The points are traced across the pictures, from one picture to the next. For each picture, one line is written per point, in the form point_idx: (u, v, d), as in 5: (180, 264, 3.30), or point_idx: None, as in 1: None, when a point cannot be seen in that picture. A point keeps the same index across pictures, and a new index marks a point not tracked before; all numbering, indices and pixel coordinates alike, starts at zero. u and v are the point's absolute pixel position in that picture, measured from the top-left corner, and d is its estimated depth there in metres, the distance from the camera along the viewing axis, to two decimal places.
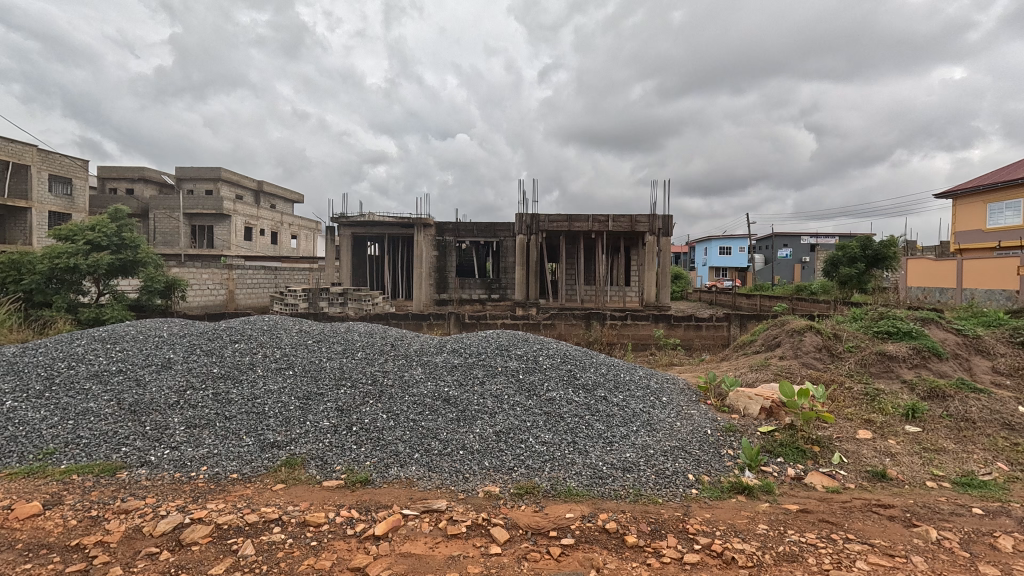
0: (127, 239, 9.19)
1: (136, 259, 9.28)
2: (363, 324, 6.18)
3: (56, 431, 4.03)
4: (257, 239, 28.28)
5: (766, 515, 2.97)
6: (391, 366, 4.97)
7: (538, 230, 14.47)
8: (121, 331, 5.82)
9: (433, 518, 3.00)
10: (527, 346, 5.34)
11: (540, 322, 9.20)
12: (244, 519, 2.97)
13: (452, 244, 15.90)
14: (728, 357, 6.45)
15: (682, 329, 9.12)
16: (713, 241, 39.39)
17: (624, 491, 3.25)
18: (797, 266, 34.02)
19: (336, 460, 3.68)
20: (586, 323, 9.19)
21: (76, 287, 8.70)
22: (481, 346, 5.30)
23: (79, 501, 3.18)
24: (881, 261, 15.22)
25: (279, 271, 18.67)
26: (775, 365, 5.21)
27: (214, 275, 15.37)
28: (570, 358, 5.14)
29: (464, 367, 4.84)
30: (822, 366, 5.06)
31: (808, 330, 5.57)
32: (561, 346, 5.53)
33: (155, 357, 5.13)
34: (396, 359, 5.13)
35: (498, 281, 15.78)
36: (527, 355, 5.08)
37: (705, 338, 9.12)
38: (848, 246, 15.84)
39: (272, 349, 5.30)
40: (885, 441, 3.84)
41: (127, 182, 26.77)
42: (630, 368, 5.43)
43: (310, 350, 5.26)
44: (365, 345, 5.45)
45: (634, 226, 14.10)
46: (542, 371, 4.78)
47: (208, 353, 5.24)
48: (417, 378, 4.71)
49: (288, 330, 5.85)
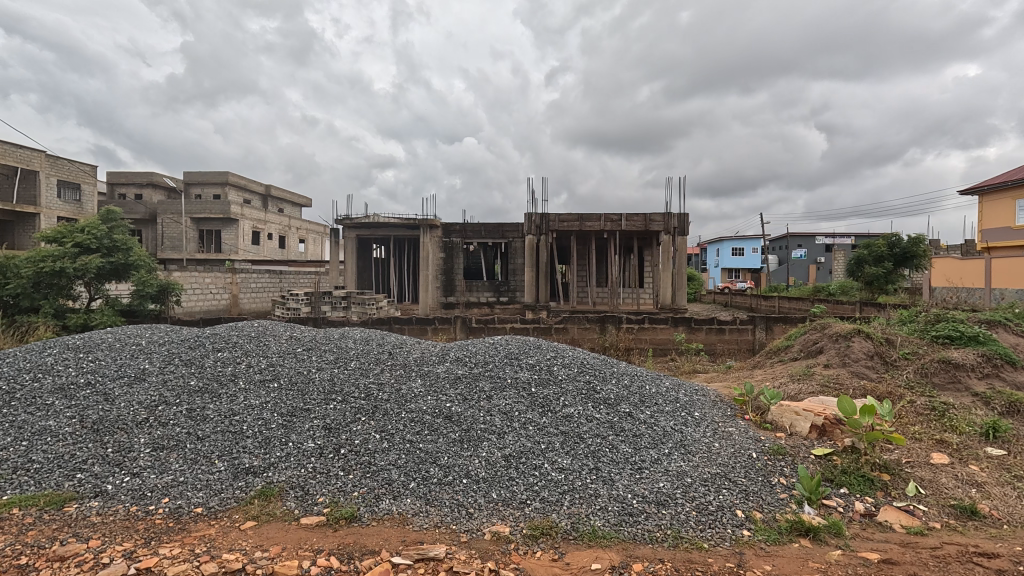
0: (117, 241, 8.81)
1: (127, 262, 8.86)
2: (360, 329, 5.67)
3: (5, 454, 3.54)
4: (265, 243, 27.98)
5: (841, 568, 2.40)
6: (388, 377, 4.44)
7: (547, 230, 13.93)
8: (97, 338, 5.35)
9: (428, 569, 2.44)
10: (540, 354, 4.78)
11: (551, 326, 8.62)
12: (200, 570, 2.44)
13: (460, 245, 15.39)
14: (761, 365, 5.81)
15: (703, 332, 8.51)
16: (725, 242, 38.59)
17: (660, 533, 2.69)
18: (812, 267, 33.11)
19: (319, 490, 3.15)
20: (601, 327, 8.60)
21: (66, 292, 8.32)
22: (489, 354, 4.75)
23: (10, 545, 2.68)
24: (909, 260, 14.44)
25: (284, 275, 18.30)
26: (821, 375, 4.61)
27: (217, 280, 15.04)
28: (588, 368, 4.56)
29: (469, 379, 4.29)
30: (877, 376, 4.43)
31: (856, 335, 4.95)
32: (577, 353, 4.95)
33: (129, 369, 4.64)
34: (393, 370, 4.59)
35: (507, 283, 15.22)
36: (540, 364, 4.52)
37: (729, 342, 8.50)
38: (874, 245, 15.08)
39: (257, 359, 4.79)
40: (967, 467, 3.22)
41: (136, 187, 26.69)
42: (655, 378, 4.84)
43: (298, 359, 4.75)
44: (360, 354, 4.92)
45: (648, 225, 13.51)
46: (557, 382, 4.21)
47: (187, 363, 4.74)
48: (416, 392, 4.17)
49: (278, 337, 5.34)
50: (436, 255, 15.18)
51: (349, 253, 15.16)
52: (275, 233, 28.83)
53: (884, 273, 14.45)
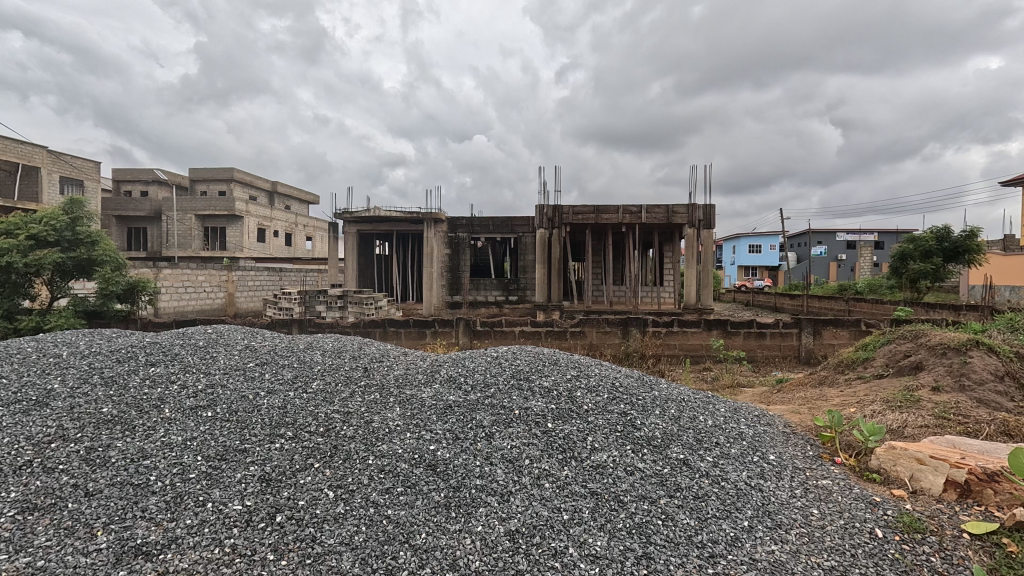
0: (80, 234, 7.87)
1: (91, 257, 7.91)
2: (333, 338, 4.63)
3: None
4: (271, 240, 27.13)
5: None
6: (357, 405, 3.38)
7: (560, 224, 12.79)
8: (12, 350, 4.31)
9: None
10: (558, 372, 3.68)
11: (566, 329, 7.52)
12: None
13: (467, 240, 14.29)
14: (832, 381, 4.66)
15: (742, 337, 7.37)
16: (742, 239, 37.10)
17: None
18: (833, 264, 31.53)
19: None
20: (623, 331, 7.47)
21: (23, 291, 7.45)
22: (491, 374, 3.65)
23: None
24: (961, 255, 13.06)
25: (285, 272, 17.42)
26: (933, 403, 3.46)
27: (210, 277, 14.17)
28: (621, 392, 3.44)
29: (463, 409, 3.20)
30: (1015, 406, 3.28)
31: (975, 347, 3.80)
32: (606, 371, 3.85)
33: (29, 391, 3.58)
34: (366, 394, 3.53)
35: (518, 281, 14.10)
36: (558, 387, 3.41)
37: (771, 349, 7.35)
38: (919, 238, 13.69)
39: (196, 377, 3.75)
40: None
41: (142, 184, 26.15)
42: (706, 405, 3.71)
43: (247, 377, 3.70)
44: (326, 370, 3.86)
45: (670, 217, 12.32)
46: (581, 414, 3.10)
47: (107, 383, 3.69)
48: (391, 427, 3.10)
49: (231, 348, 4.31)
50: (441, 251, 14.10)
51: (349, 248, 14.14)
52: (281, 230, 27.98)
53: (932, 270, 13.08)
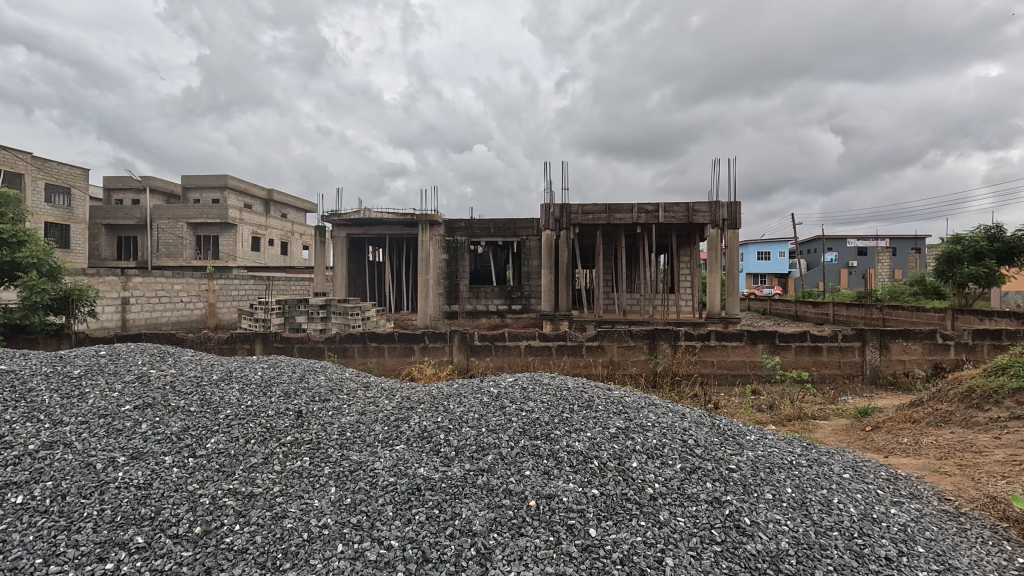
0: (3, 232, 6.61)
1: (14, 260, 6.66)
2: (270, 368, 3.34)
3: None
4: (266, 249, 25.86)
5: None
6: (268, 483, 2.06)
7: (568, 224, 11.45)
8: None
9: None
10: (593, 424, 2.35)
11: (582, 344, 6.18)
12: None
13: (466, 244, 12.99)
14: (963, 425, 3.33)
15: (795, 352, 6.05)
16: (751, 245, 35.59)
17: None
18: (844, 271, 30.09)
19: None
20: (650, 346, 6.14)
21: None
22: (489, 428, 2.33)
23: None
24: (1014, 258, 11.75)
25: (272, 283, 16.12)
26: None
27: (187, 286, 12.88)
28: (693, 458, 2.13)
29: (442, 494, 1.88)
30: None
31: None
32: (663, 418, 2.52)
33: None
34: (293, 459, 2.22)
35: (521, 289, 12.77)
36: (595, 452, 2.10)
37: (828, 368, 6.03)
38: (966, 238, 12.30)
39: (36, 430, 2.39)
40: None
41: (133, 193, 25.05)
42: (823, 471, 2.37)
43: (114, 434, 2.37)
44: (242, 417, 2.56)
45: (690, 216, 11.00)
46: (644, 508, 1.79)
47: None
48: (315, 531, 1.75)
49: (119, 380, 2.97)
50: (438, 256, 12.77)
51: (337, 254, 12.84)
52: (278, 239, 26.80)
53: (985, 273, 11.66)
